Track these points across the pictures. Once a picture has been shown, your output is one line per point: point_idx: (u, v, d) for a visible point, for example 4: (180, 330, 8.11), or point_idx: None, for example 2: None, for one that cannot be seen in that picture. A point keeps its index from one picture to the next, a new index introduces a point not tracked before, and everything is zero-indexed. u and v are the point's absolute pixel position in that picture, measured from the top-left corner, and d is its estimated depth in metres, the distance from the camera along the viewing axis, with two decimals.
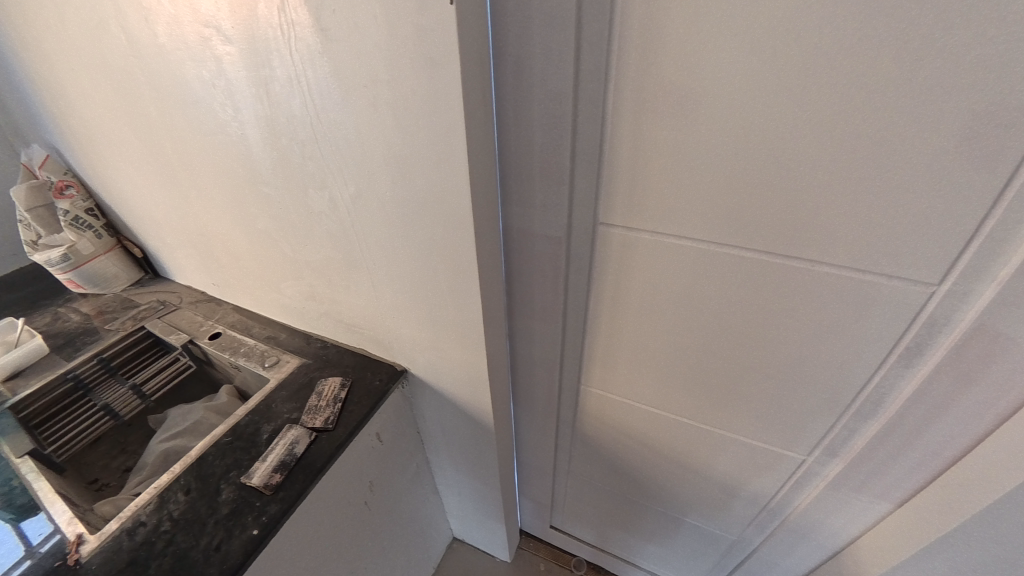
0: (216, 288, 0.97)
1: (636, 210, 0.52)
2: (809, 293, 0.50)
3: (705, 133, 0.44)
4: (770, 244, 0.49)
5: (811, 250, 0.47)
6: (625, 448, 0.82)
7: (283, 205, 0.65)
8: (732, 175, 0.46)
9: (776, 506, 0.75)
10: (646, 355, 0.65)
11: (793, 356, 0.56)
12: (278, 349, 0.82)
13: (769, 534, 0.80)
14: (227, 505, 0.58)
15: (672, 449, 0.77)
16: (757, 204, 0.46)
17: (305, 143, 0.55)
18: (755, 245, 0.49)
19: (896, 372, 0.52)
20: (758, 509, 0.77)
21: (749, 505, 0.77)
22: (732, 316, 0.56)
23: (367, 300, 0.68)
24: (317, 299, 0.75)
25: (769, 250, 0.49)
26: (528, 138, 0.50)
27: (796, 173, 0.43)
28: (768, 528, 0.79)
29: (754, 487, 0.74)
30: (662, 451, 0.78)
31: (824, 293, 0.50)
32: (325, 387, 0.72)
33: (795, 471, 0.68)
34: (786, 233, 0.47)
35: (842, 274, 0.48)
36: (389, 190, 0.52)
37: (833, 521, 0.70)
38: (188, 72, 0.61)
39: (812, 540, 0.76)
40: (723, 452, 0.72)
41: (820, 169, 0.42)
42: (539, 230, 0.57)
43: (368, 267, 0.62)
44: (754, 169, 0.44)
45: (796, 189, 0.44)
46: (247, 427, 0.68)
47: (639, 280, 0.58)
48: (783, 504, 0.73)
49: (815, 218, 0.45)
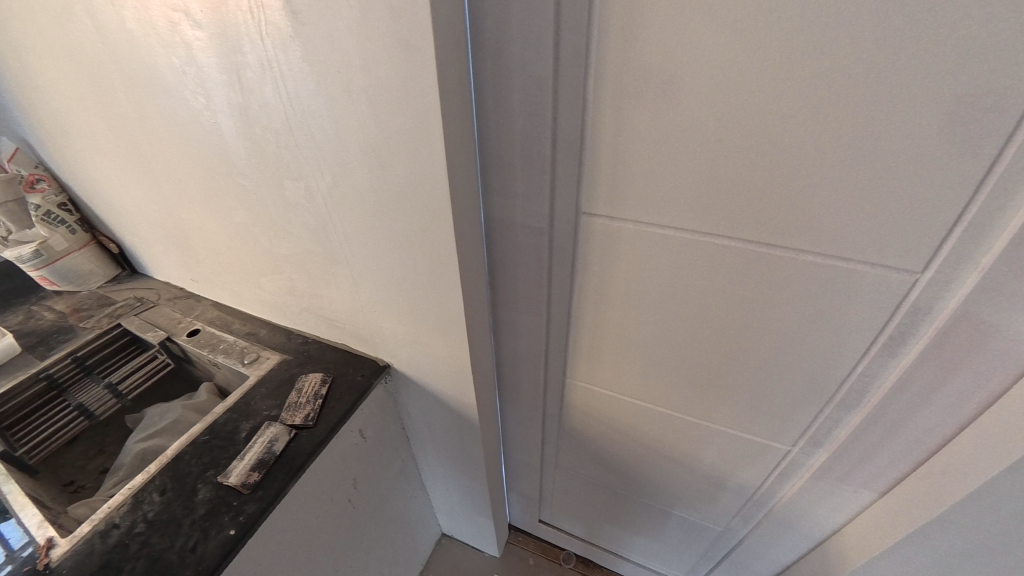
0: (195, 284, 0.95)
1: (619, 200, 0.51)
2: (793, 283, 0.50)
3: (688, 121, 0.43)
4: (753, 233, 0.48)
5: (795, 239, 0.47)
6: (612, 441, 0.81)
7: (259, 197, 0.63)
8: (715, 163, 0.45)
9: (761, 497, 0.75)
10: (632, 348, 0.65)
11: (778, 346, 0.56)
12: (259, 345, 0.80)
13: (755, 525, 0.81)
14: (203, 506, 0.57)
15: (659, 442, 0.76)
16: (740, 193, 0.46)
17: (280, 132, 0.53)
18: (738, 234, 0.49)
19: (879, 361, 0.52)
20: (744, 501, 0.77)
21: (735, 497, 0.77)
22: (716, 307, 0.55)
23: (348, 294, 0.66)
24: (297, 294, 0.74)
25: (753, 240, 0.49)
26: (509, 125, 0.49)
27: (780, 160, 0.43)
28: (753, 519, 0.80)
29: (740, 478, 0.74)
30: (649, 445, 0.78)
31: (808, 282, 0.49)
32: (305, 383, 0.71)
33: (780, 462, 0.68)
34: (770, 222, 0.47)
35: (825, 263, 0.47)
36: (367, 180, 0.51)
37: (818, 511, 0.71)
38: (158, 59, 0.59)
39: (798, 530, 0.76)
40: (709, 445, 0.72)
41: (803, 156, 0.42)
42: (521, 221, 0.56)
43: (348, 260, 0.61)
44: (738, 157, 0.44)
45: (779, 177, 0.44)
46: (225, 425, 0.66)
47: (624, 271, 0.57)
48: (769, 495, 0.74)
49: (799, 206, 0.45)
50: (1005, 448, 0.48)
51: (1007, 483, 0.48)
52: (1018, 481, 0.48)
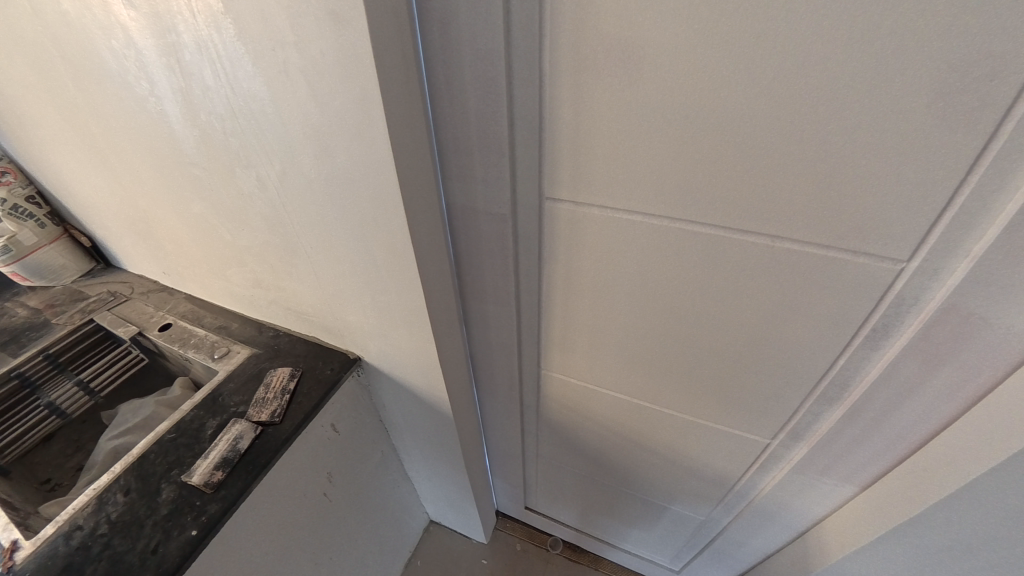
0: (166, 277, 0.93)
1: (584, 184, 0.48)
2: (769, 271, 0.47)
3: (652, 97, 0.40)
4: (725, 218, 0.45)
5: (767, 223, 0.44)
6: (592, 432, 0.80)
7: (214, 187, 0.60)
8: (681, 143, 0.42)
9: (742, 489, 0.74)
10: (606, 338, 0.63)
11: (756, 337, 0.54)
12: (229, 339, 0.78)
13: (736, 515, 0.80)
14: (166, 506, 0.55)
15: (641, 434, 0.75)
16: (708, 176, 0.43)
17: (224, 118, 0.50)
18: (706, 219, 0.46)
19: (862, 354, 0.50)
20: (725, 492, 0.76)
21: (716, 488, 0.76)
22: (691, 296, 0.53)
23: (311, 286, 0.64)
24: (263, 287, 0.71)
25: (727, 224, 0.46)
26: (462, 105, 0.46)
27: (748, 138, 0.40)
28: (735, 509, 0.79)
29: (720, 470, 0.73)
30: (631, 437, 0.77)
31: (786, 270, 0.47)
32: (272, 378, 0.69)
33: (760, 455, 0.67)
34: (742, 207, 0.44)
35: (804, 250, 0.45)
36: (314, 166, 0.48)
37: (798, 502, 0.70)
38: (98, 42, 0.55)
39: (779, 520, 0.75)
40: (691, 437, 0.70)
41: (772, 135, 0.39)
42: (483, 208, 0.53)
43: (307, 251, 0.58)
44: (704, 136, 0.41)
45: (749, 157, 0.41)
46: (192, 422, 0.65)
47: (595, 259, 0.54)
48: (750, 486, 0.73)
49: (772, 189, 0.42)
50: (993, 443, 0.46)
51: (992, 479, 0.47)
52: (1004, 477, 0.46)
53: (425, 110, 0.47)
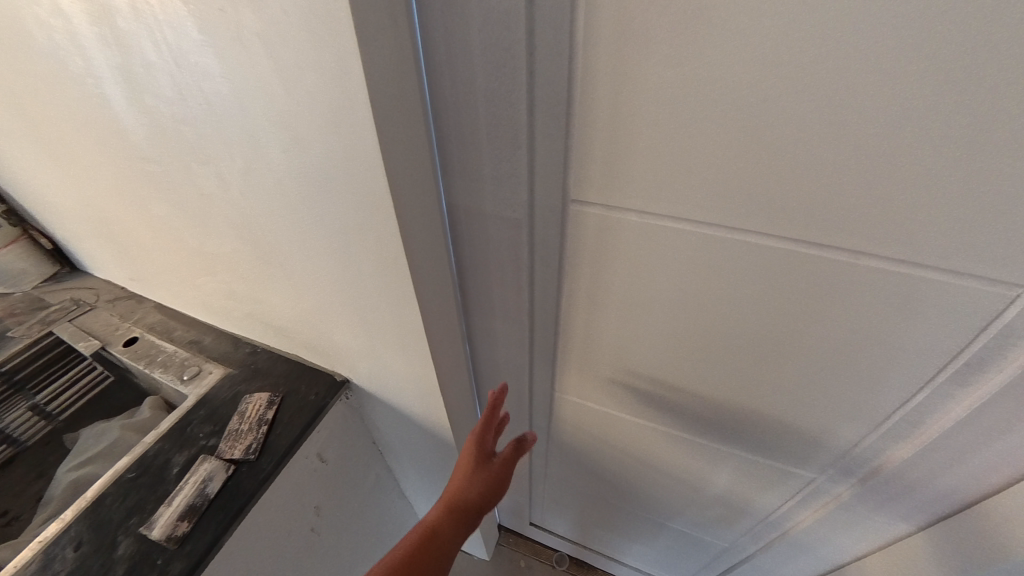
0: (135, 283, 0.84)
1: (616, 185, 0.39)
2: (842, 294, 0.39)
3: (714, 77, 0.31)
4: (795, 228, 0.36)
5: (849, 236, 0.35)
6: (608, 456, 0.72)
7: (173, 186, 0.51)
8: (747, 136, 0.33)
9: (774, 519, 0.67)
10: (632, 361, 0.54)
11: (815, 366, 0.45)
12: (201, 356, 0.69)
13: (765, 544, 0.73)
14: (122, 565, 0.47)
15: (664, 460, 0.67)
16: (778, 176, 0.34)
17: (174, 102, 0.41)
18: (769, 228, 0.37)
19: (944, 391, 0.41)
20: (754, 522, 0.69)
21: (744, 517, 0.69)
22: (740, 318, 0.45)
23: (290, 301, 0.55)
24: (238, 300, 0.62)
25: (795, 237, 0.37)
26: (468, 84, 0.37)
27: (840, 129, 0.30)
28: (764, 539, 0.72)
29: (752, 499, 0.66)
30: (654, 463, 0.69)
31: (863, 293, 0.38)
32: (248, 406, 0.60)
33: (801, 488, 0.59)
34: (818, 216, 0.35)
35: (891, 271, 0.36)
36: (285, 163, 0.38)
37: (839, 536, 0.62)
38: (22, 11, 0.45)
39: (814, 553, 0.68)
40: (722, 466, 0.63)
41: (874, 126, 0.29)
42: (491, 212, 0.44)
43: (282, 262, 0.49)
44: (780, 126, 0.32)
45: (837, 153, 0.31)
46: (155, 458, 0.56)
47: (624, 273, 0.46)
48: (785, 517, 0.66)
49: (863, 195, 0.33)
50: None
51: None
52: None
53: (421, 92, 0.37)
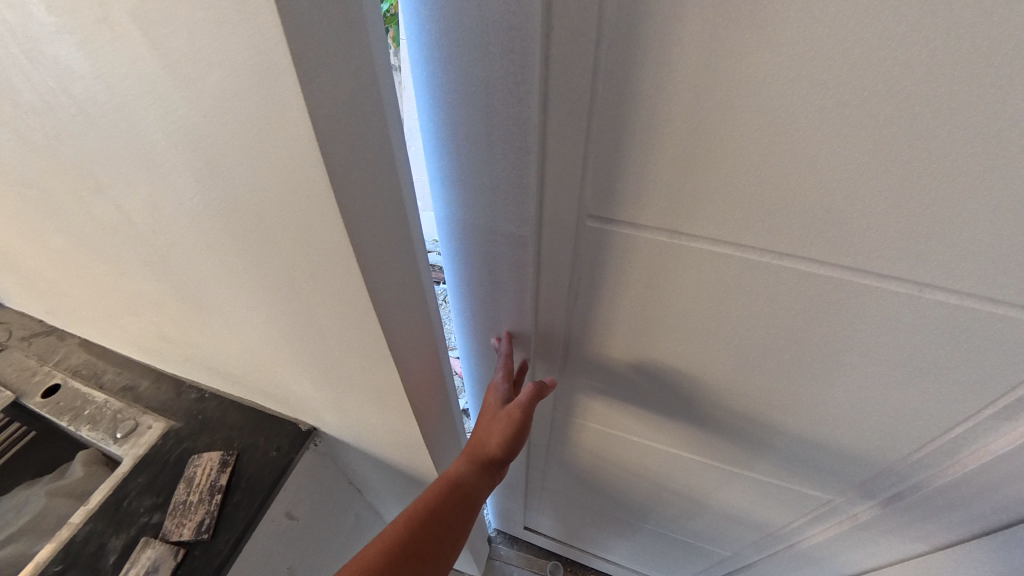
0: (52, 316, 0.70)
1: (631, 204, 0.32)
2: (898, 327, 0.33)
3: (782, 69, 0.23)
4: (857, 257, 0.30)
5: (927, 276, 0.29)
6: (608, 472, 0.68)
7: (65, 215, 0.39)
8: (824, 146, 0.25)
9: (783, 533, 0.65)
10: (648, 386, 0.48)
11: (857, 402, 0.40)
12: (137, 406, 0.58)
13: (772, 555, 0.71)
14: None
15: (668, 477, 0.64)
16: (847, 192, 0.27)
17: (35, 110, 0.29)
18: (826, 255, 0.30)
19: (986, 425, 0.38)
20: (762, 535, 0.68)
21: (752, 531, 0.68)
22: (772, 350, 0.39)
23: (235, 349, 0.45)
24: (174, 344, 0.52)
25: (856, 266, 0.30)
26: (468, 65, 0.29)
27: (949, 140, 0.23)
28: (768, 551, 0.70)
29: (760, 517, 0.63)
30: (661, 480, 0.65)
31: (921, 329, 0.32)
32: (197, 470, 0.50)
33: (814, 509, 0.57)
34: (891, 245, 0.28)
35: (963, 308, 0.30)
36: (200, 193, 0.28)
37: (853, 548, 0.61)
38: None
39: (823, 562, 0.67)
40: (731, 486, 0.59)
41: (987, 136, 0.23)
42: (491, 219, 0.38)
43: (219, 308, 0.39)
44: (864, 130, 0.24)
45: (931, 169, 0.25)
46: (84, 544, 0.45)
47: (637, 297, 0.39)
48: (794, 532, 0.64)
49: (952, 223, 0.26)
50: None
51: None
52: None
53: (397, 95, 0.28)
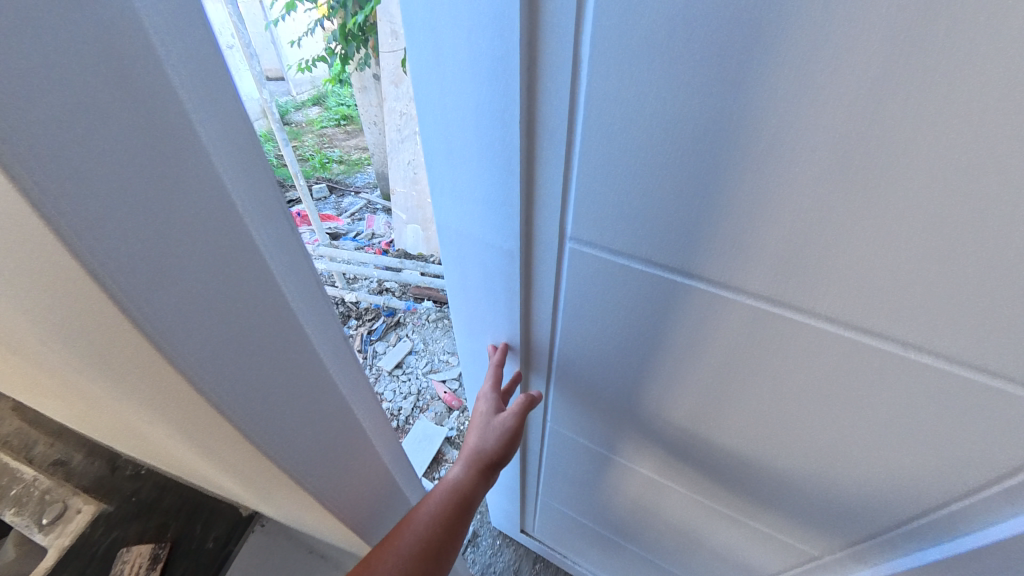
0: None
1: (620, 232, 0.38)
2: (875, 380, 0.35)
3: (736, 115, 0.28)
4: (831, 306, 0.33)
5: (881, 317, 0.32)
6: (608, 481, 0.73)
7: None
8: (770, 176, 0.29)
9: None
10: (626, 382, 0.52)
11: (828, 441, 0.42)
12: (64, 485, 0.52)
13: None
14: None
15: (666, 499, 0.67)
16: (808, 237, 0.31)
17: None
18: (798, 298, 0.34)
19: (987, 512, 0.37)
20: None
21: None
22: (753, 383, 0.42)
23: (159, 445, 0.41)
24: (98, 427, 0.46)
25: (828, 315, 0.34)
26: (467, 94, 0.36)
27: (881, 180, 0.26)
28: None
29: (751, 559, 0.65)
30: (658, 502, 0.69)
31: (901, 389, 0.34)
32: (126, 566, 0.46)
33: (807, 562, 0.57)
34: (856, 295, 0.32)
35: (937, 369, 0.32)
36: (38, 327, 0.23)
37: None
38: None
39: None
40: (724, 521, 0.62)
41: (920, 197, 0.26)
42: (489, 224, 0.45)
43: (124, 417, 0.34)
44: (820, 182, 0.28)
45: (880, 226, 0.28)
46: None
47: (625, 313, 0.44)
48: None
49: (912, 280, 0.29)
50: None
51: None
52: None
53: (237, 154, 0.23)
